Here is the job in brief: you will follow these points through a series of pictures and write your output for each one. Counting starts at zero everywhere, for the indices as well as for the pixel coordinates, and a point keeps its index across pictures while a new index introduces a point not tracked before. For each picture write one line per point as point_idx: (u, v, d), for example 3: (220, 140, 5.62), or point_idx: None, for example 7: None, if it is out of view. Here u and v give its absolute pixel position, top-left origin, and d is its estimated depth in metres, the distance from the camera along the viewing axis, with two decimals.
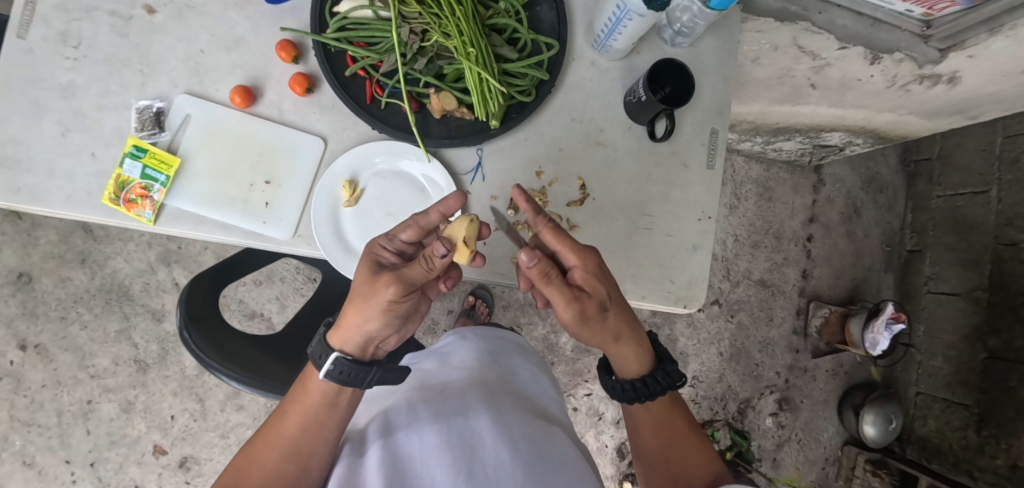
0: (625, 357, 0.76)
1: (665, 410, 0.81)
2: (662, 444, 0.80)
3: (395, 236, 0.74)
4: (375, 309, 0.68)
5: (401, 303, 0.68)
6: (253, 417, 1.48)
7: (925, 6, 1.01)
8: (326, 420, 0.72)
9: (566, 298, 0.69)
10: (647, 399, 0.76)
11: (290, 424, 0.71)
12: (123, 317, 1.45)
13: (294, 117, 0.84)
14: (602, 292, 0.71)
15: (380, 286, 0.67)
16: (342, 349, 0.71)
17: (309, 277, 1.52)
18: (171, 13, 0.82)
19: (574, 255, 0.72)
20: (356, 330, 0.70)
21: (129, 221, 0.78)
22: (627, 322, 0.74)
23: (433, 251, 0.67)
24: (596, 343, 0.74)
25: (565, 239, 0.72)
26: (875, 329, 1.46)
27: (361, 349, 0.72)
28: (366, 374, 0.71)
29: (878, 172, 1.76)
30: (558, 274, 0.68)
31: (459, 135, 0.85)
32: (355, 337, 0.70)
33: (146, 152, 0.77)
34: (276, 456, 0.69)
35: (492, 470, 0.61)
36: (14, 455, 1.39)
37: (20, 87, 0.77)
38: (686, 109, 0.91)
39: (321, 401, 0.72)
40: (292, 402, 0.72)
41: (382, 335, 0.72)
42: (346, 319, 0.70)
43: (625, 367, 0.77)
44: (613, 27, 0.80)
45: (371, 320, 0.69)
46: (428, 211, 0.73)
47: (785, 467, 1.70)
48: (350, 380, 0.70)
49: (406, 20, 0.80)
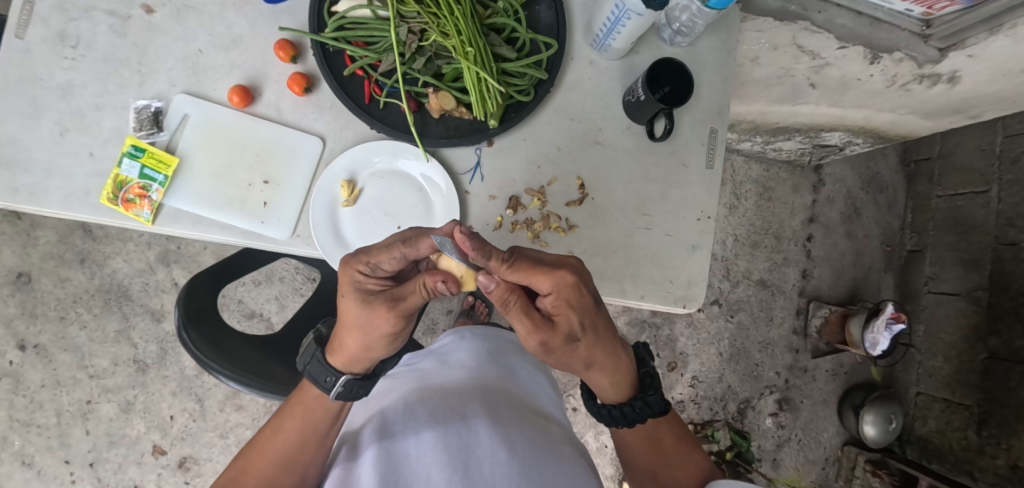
0: (601, 383, 0.74)
1: (651, 432, 0.80)
2: (653, 459, 0.80)
3: (376, 265, 0.68)
4: (377, 336, 0.67)
5: (403, 327, 0.68)
6: (252, 417, 1.48)
7: (925, 6, 1.01)
8: (326, 432, 0.72)
9: (525, 328, 0.65)
10: (629, 425, 0.75)
11: (289, 436, 0.71)
12: (122, 317, 1.45)
13: (293, 117, 0.84)
14: (571, 322, 0.66)
15: (379, 317, 0.65)
16: (349, 372, 0.71)
17: (308, 277, 1.51)
18: (170, 13, 0.82)
19: (543, 283, 0.64)
20: (361, 356, 0.70)
21: (127, 221, 0.77)
22: (601, 348, 0.70)
23: (433, 286, 0.63)
24: (565, 365, 0.72)
25: (531, 271, 0.64)
26: (875, 330, 1.46)
27: (367, 368, 0.73)
28: (370, 385, 0.74)
29: (878, 171, 1.76)
30: (514, 305, 0.63)
31: (457, 134, 0.85)
32: (362, 363, 0.71)
33: (144, 151, 0.77)
34: (272, 467, 0.69)
35: (488, 469, 0.61)
36: (13, 455, 1.39)
37: (17, 87, 0.77)
38: (685, 109, 0.91)
39: (324, 414, 0.73)
40: (291, 414, 0.72)
41: (387, 354, 0.72)
42: (348, 349, 0.69)
43: (601, 386, 0.75)
44: (612, 26, 0.80)
45: (374, 345, 0.68)
46: (417, 244, 0.67)
47: (785, 467, 1.70)
48: (357, 395, 0.73)
49: (404, 20, 0.79)
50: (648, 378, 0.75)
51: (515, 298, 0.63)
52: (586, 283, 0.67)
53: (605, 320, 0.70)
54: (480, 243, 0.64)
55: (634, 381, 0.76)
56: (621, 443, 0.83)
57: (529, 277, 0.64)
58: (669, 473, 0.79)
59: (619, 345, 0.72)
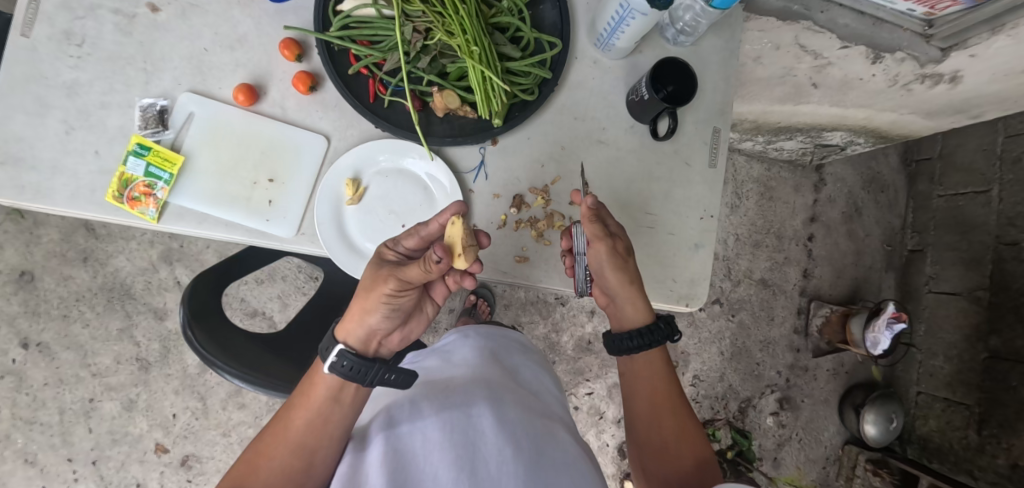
0: (632, 306, 0.82)
1: (669, 387, 0.82)
2: (652, 423, 0.81)
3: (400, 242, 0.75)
4: (376, 302, 0.69)
5: (400, 297, 0.70)
6: (253, 416, 1.48)
7: (927, 6, 1.02)
8: (330, 416, 0.72)
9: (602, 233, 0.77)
10: (635, 342, 0.82)
11: (297, 418, 0.71)
12: (124, 315, 1.45)
13: (297, 116, 0.84)
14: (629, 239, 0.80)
15: (381, 280, 0.69)
16: (346, 342, 0.71)
17: (310, 276, 1.52)
18: (175, 12, 0.82)
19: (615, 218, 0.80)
20: (359, 322, 0.71)
21: (132, 219, 0.78)
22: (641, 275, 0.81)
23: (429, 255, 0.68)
24: (611, 280, 0.80)
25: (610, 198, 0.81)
26: (875, 329, 1.46)
27: (363, 345, 0.73)
28: (370, 369, 0.70)
29: (879, 171, 1.76)
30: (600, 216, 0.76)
31: (461, 134, 0.85)
32: (359, 330, 0.71)
33: (149, 149, 0.78)
34: (283, 450, 0.70)
35: (494, 468, 0.62)
36: (16, 453, 1.39)
37: (22, 86, 0.77)
38: (688, 109, 0.91)
39: (325, 395, 0.72)
40: (299, 396, 0.73)
41: (383, 330, 0.73)
42: (350, 312, 0.71)
43: (629, 308, 0.83)
44: (616, 26, 0.81)
45: (372, 314, 0.70)
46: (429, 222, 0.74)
47: (786, 467, 1.71)
48: (356, 375, 0.70)
49: (409, 19, 0.80)
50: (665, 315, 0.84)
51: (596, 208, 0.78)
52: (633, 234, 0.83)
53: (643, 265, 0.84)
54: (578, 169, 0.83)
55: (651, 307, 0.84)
56: (627, 399, 0.85)
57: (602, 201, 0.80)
58: (666, 441, 0.79)
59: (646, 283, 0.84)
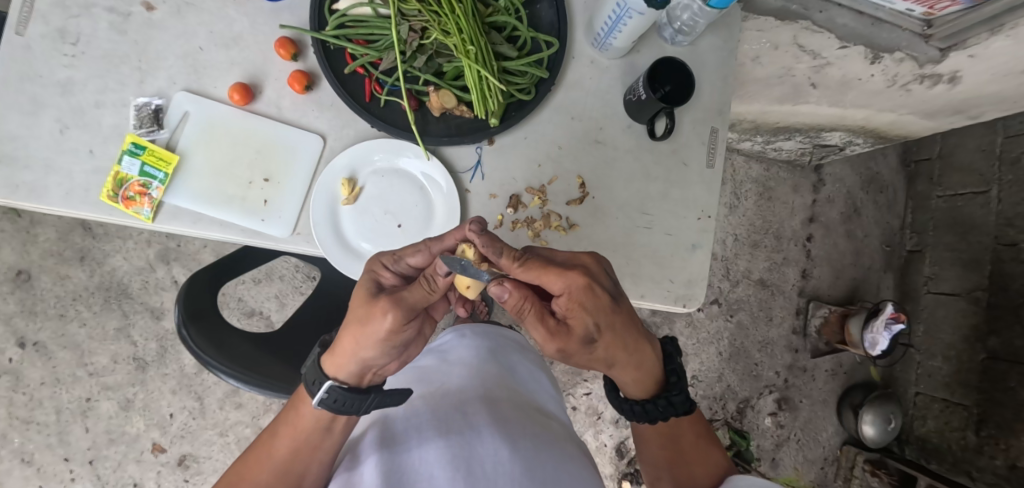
0: (623, 378, 0.76)
1: (673, 428, 0.84)
2: (670, 457, 0.85)
3: (401, 258, 0.71)
4: (375, 340, 0.65)
5: (401, 332, 0.66)
6: (251, 415, 1.48)
7: (926, 5, 1.02)
8: (319, 444, 0.72)
9: (543, 335, 0.68)
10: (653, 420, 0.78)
11: (283, 445, 0.71)
12: (122, 315, 1.45)
13: (294, 114, 0.84)
14: (587, 323, 0.68)
15: (379, 315, 0.64)
16: (336, 377, 0.69)
17: (308, 276, 1.52)
18: (171, 10, 0.82)
19: (559, 283, 0.67)
20: (352, 359, 0.67)
21: (126, 218, 0.77)
22: (621, 350, 0.71)
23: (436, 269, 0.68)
24: (586, 366, 0.75)
25: (544, 270, 0.67)
26: (874, 329, 1.45)
27: (357, 379, 0.70)
28: (363, 401, 0.69)
29: (878, 171, 1.76)
30: (530, 312, 0.67)
31: (457, 132, 0.85)
32: (350, 365, 0.68)
33: (144, 149, 0.77)
34: (267, 476, 0.70)
35: (490, 468, 0.62)
36: (13, 452, 1.39)
37: (17, 84, 0.77)
38: (686, 108, 0.91)
39: (313, 426, 0.71)
40: (286, 422, 0.72)
41: (379, 364, 0.69)
42: (341, 347, 0.67)
43: (626, 383, 0.77)
44: (614, 25, 0.80)
45: (369, 349, 0.66)
46: (442, 238, 0.72)
47: (785, 467, 1.70)
48: (347, 408, 0.68)
49: (405, 18, 0.80)
50: (672, 376, 0.77)
51: (529, 301, 0.67)
52: (599, 282, 0.68)
53: (627, 317, 0.71)
54: (492, 238, 0.68)
55: (658, 378, 0.77)
56: (640, 440, 0.89)
57: (550, 272, 0.67)
58: (685, 466, 0.84)
59: (643, 341, 0.73)
